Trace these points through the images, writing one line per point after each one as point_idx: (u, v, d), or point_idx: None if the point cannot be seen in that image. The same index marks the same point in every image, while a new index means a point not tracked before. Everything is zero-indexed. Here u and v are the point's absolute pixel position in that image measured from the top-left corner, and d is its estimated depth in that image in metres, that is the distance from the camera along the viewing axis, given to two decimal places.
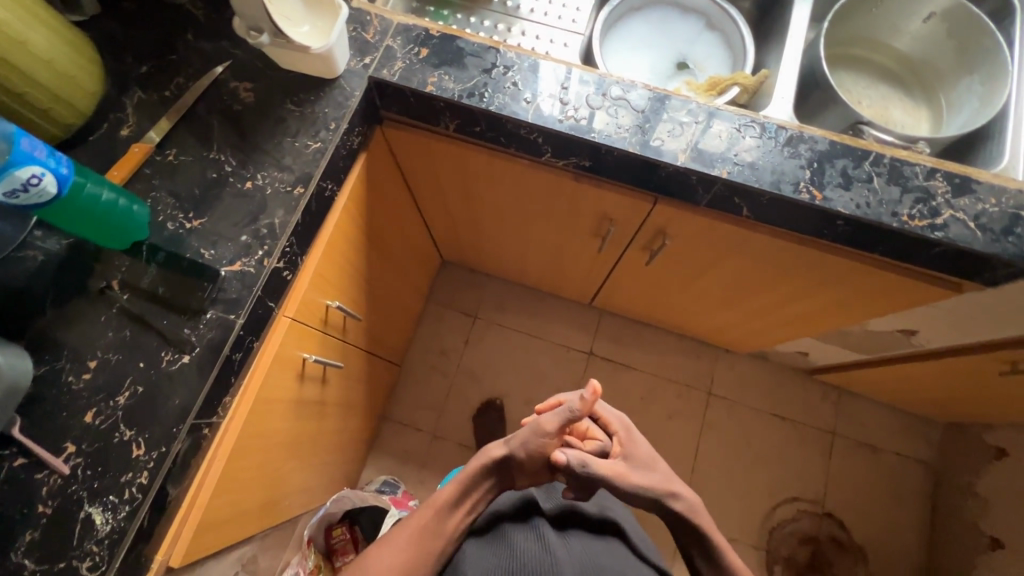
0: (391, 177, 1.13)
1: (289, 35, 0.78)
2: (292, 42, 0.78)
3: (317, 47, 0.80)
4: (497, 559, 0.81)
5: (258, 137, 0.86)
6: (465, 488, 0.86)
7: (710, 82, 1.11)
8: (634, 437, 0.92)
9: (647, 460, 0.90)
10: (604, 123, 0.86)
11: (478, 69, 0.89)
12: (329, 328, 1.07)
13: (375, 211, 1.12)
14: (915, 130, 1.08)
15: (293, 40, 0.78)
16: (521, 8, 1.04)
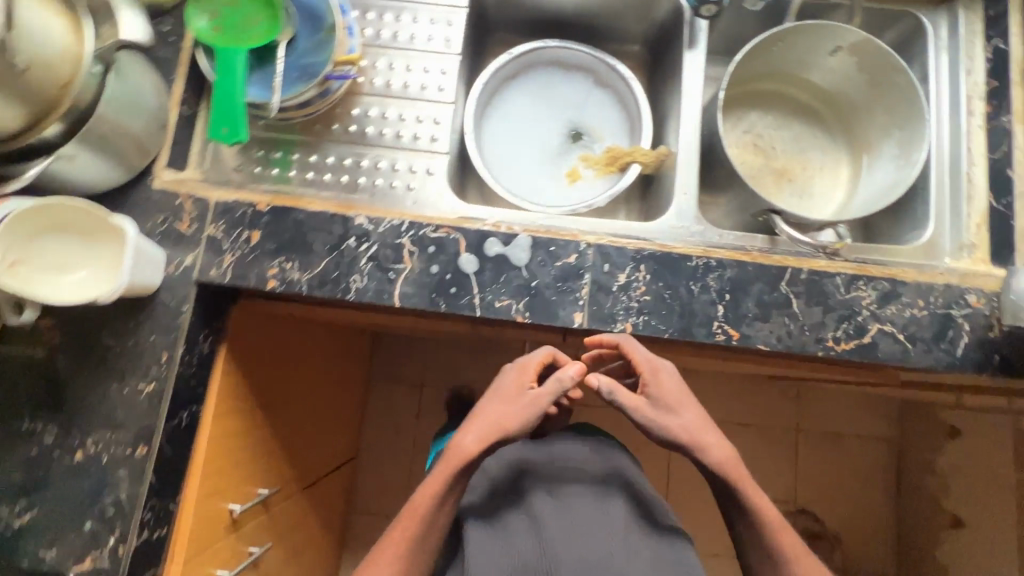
0: (277, 332, 0.96)
1: (25, 282, 0.60)
2: (81, 295, 0.62)
3: (114, 285, 0.63)
4: (498, 550, 0.70)
5: (75, 390, 0.71)
6: (447, 488, 0.71)
7: (612, 152, 0.98)
8: (664, 376, 0.73)
9: (675, 402, 0.72)
10: (486, 289, 0.74)
11: (326, 249, 0.74)
12: (239, 528, 0.92)
13: (265, 377, 0.95)
14: (836, 171, 0.98)
15: (24, 288, 0.59)
16: (368, 131, 0.85)
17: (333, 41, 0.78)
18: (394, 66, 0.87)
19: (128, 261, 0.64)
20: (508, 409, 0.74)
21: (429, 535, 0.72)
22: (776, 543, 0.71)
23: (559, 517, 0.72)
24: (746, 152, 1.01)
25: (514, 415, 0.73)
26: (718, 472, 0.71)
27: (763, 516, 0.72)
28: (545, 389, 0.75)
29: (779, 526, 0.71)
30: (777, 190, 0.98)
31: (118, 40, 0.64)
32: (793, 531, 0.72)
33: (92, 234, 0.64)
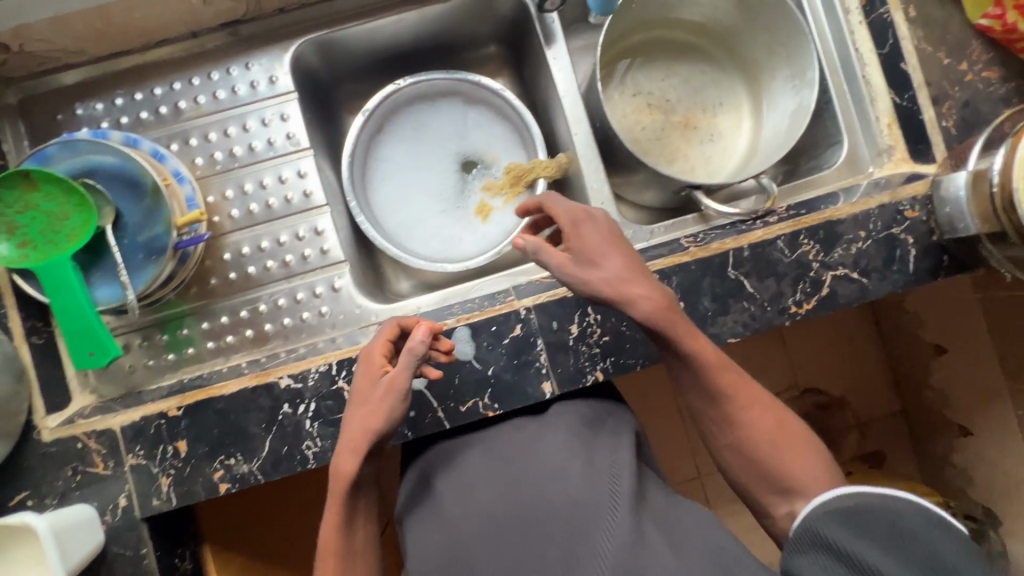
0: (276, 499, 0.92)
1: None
2: None
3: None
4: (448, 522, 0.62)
5: None
6: (345, 512, 0.61)
7: (513, 170, 0.90)
8: (585, 232, 0.64)
9: (594, 254, 0.63)
10: (446, 399, 0.68)
11: (264, 428, 0.67)
12: None
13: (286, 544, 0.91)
14: (736, 104, 0.95)
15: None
16: (251, 271, 0.75)
17: (164, 204, 0.67)
18: (245, 188, 0.75)
19: (52, 560, 0.57)
20: (369, 403, 0.61)
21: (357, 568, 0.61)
22: (732, 402, 0.64)
23: (484, 474, 0.64)
24: (643, 116, 0.95)
25: (376, 411, 0.60)
26: (649, 327, 0.61)
27: (700, 380, 0.63)
28: (397, 369, 0.60)
29: (729, 377, 0.64)
30: (687, 146, 0.94)
31: None
32: (733, 367, 0.64)
33: (5, 545, 0.57)
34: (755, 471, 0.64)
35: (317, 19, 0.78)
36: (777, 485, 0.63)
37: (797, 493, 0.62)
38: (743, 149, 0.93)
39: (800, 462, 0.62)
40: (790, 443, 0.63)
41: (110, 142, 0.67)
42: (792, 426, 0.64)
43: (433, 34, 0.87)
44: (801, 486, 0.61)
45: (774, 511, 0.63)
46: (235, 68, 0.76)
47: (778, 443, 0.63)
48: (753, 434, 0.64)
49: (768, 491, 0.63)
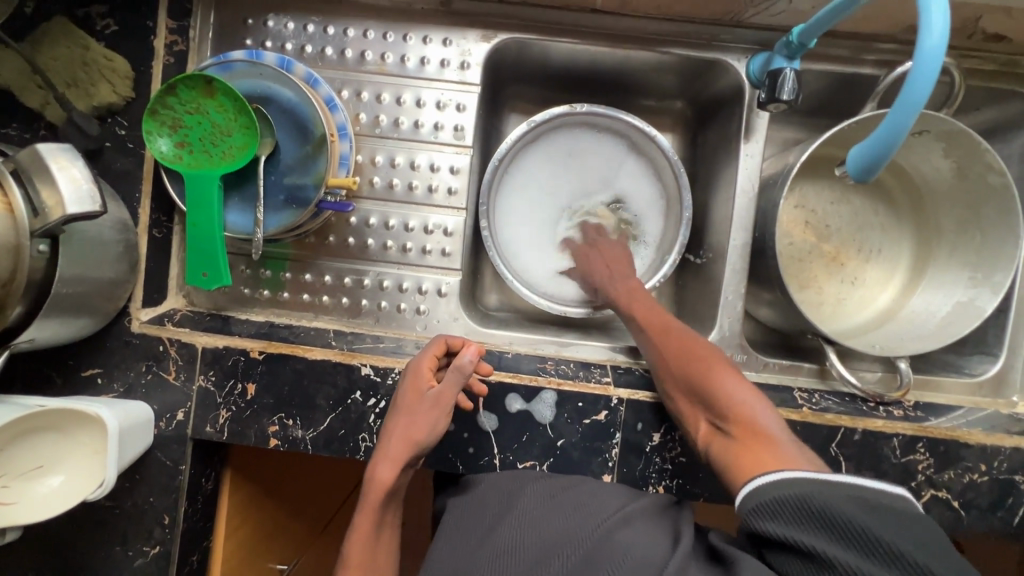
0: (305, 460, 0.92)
1: (6, 508, 0.54)
2: (68, 502, 0.55)
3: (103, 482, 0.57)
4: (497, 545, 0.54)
5: (77, 553, 0.67)
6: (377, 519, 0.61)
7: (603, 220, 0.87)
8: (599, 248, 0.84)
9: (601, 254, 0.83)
10: (507, 450, 0.67)
11: (330, 405, 0.67)
12: None
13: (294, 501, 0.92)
14: (895, 258, 0.87)
15: (5, 515, 0.54)
16: (369, 245, 0.74)
17: (322, 159, 0.66)
18: (395, 161, 0.73)
19: (110, 454, 0.57)
20: (415, 417, 0.62)
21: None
22: (669, 361, 0.65)
23: (526, 501, 0.58)
24: (795, 232, 0.88)
25: (423, 425, 0.61)
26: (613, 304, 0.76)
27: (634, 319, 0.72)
28: (446, 382, 0.62)
29: (654, 321, 0.70)
30: (825, 279, 0.88)
31: (63, 217, 0.51)
32: (680, 335, 0.66)
33: (68, 427, 0.57)
34: (682, 394, 0.62)
35: (531, 19, 0.73)
36: (697, 399, 0.60)
37: (715, 405, 0.58)
38: (882, 306, 0.86)
39: (715, 371, 0.60)
40: (734, 382, 0.59)
41: (293, 76, 0.65)
42: (712, 348, 0.64)
43: (630, 73, 0.81)
44: (715, 399, 0.58)
45: (698, 432, 0.60)
46: (431, 39, 0.73)
47: (699, 363, 0.62)
48: (673, 363, 0.64)
49: (688, 407, 0.62)
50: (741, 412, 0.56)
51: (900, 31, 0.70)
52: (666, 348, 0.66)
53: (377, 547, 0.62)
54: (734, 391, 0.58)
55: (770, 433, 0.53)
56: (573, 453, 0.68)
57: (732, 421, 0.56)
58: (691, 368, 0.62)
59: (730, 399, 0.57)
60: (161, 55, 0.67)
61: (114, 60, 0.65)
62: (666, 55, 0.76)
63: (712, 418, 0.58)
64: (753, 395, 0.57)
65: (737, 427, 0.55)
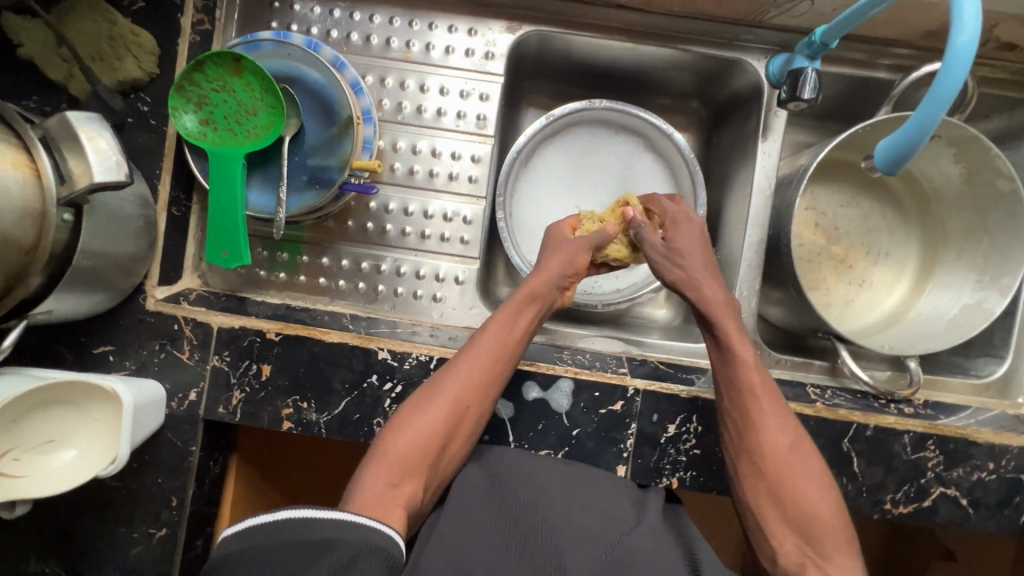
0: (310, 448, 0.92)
1: (17, 481, 0.53)
2: (77, 479, 0.54)
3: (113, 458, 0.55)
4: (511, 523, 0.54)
5: (82, 533, 0.66)
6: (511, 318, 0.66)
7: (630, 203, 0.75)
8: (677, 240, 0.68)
9: (681, 250, 0.68)
10: (522, 438, 0.67)
11: (346, 388, 0.67)
12: None
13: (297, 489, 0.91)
14: (902, 261, 0.89)
15: (19, 488, 0.53)
16: (388, 230, 0.74)
17: (348, 141, 0.66)
18: (417, 147, 0.74)
19: (122, 430, 0.56)
20: (559, 250, 0.71)
21: (479, 397, 0.62)
22: (774, 463, 0.59)
23: (548, 489, 0.58)
24: (805, 234, 0.89)
25: (563, 255, 0.71)
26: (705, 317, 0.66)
27: (746, 406, 0.61)
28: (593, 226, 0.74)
29: (766, 402, 0.61)
30: (834, 280, 0.89)
31: (89, 185, 0.51)
32: (792, 439, 0.60)
33: (80, 401, 0.56)
34: (773, 502, 0.58)
35: (557, 12, 0.74)
36: (794, 519, 0.57)
37: (814, 544, 0.55)
38: (889, 309, 0.88)
39: (829, 515, 0.56)
40: (834, 512, 0.57)
41: (321, 58, 0.65)
42: (825, 480, 0.59)
43: (650, 71, 0.82)
44: (820, 536, 0.55)
45: (778, 549, 0.57)
46: (457, 29, 0.74)
47: (807, 483, 0.58)
48: (779, 467, 0.59)
49: (781, 530, 0.57)
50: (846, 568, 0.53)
51: (916, 37, 0.72)
52: (771, 447, 0.59)
53: (500, 354, 0.64)
54: (843, 547, 0.55)
55: None
56: (588, 442, 0.68)
57: (833, 567, 0.53)
58: (798, 489, 0.58)
59: (836, 554, 0.54)
60: (187, 33, 0.67)
61: (142, 36, 0.64)
62: (687, 54, 0.77)
63: (806, 550, 0.55)
64: (854, 550, 0.55)
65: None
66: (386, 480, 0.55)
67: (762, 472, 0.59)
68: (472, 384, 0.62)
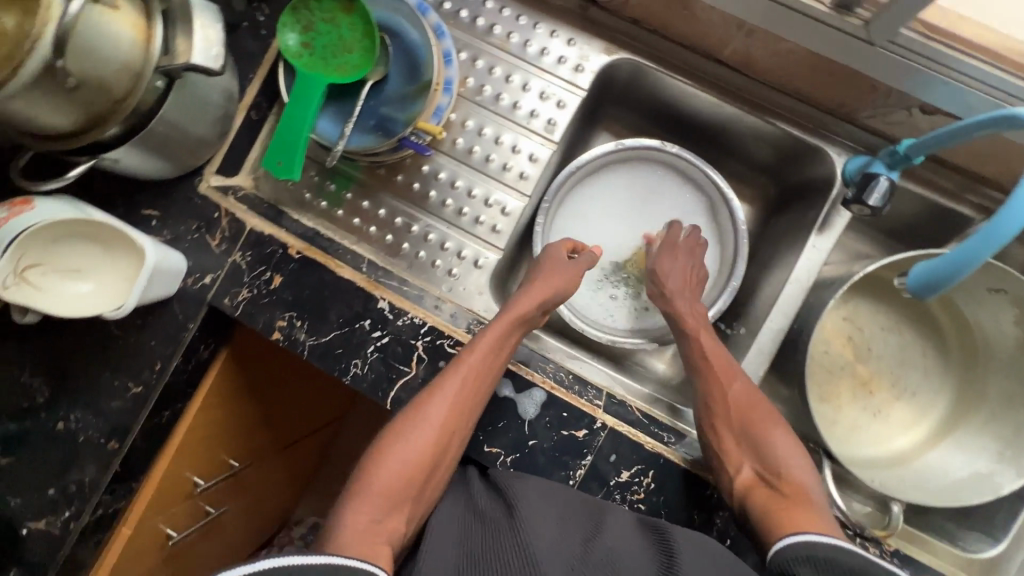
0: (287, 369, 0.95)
1: (37, 293, 0.58)
2: (87, 310, 0.59)
3: (124, 302, 0.60)
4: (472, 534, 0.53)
5: (74, 363, 0.72)
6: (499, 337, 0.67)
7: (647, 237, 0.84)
8: (663, 260, 0.80)
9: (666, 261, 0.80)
10: (480, 430, 0.68)
11: (338, 322, 0.70)
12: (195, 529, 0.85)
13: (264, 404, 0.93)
14: (927, 405, 0.84)
15: (32, 298, 0.58)
16: (431, 196, 0.77)
17: (421, 102, 0.70)
18: (483, 130, 0.77)
19: (139, 283, 0.61)
20: (555, 272, 0.74)
21: (459, 423, 0.64)
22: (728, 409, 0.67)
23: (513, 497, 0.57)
24: (834, 343, 0.86)
25: (564, 279, 0.74)
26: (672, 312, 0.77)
27: (702, 358, 0.72)
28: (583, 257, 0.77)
29: (717, 361, 0.71)
30: (848, 400, 0.85)
31: (187, 63, 0.56)
32: (744, 382, 0.69)
33: (111, 244, 0.62)
34: (732, 436, 0.66)
35: (658, 49, 0.76)
36: (748, 445, 0.65)
37: (769, 463, 0.64)
38: (897, 448, 0.83)
39: (779, 439, 0.65)
40: (788, 440, 0.65)
41: (424, 21, 0.69)
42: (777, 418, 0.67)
43: (730, 133, 0.82)
44: (771, 454, 0.64)
45: (738, 474, 0.64)
46: (558, 35, 0.76)
47: (757, 418, 0.66)
48: (732, 409, 0.67)
49: (735, 452, 0.65)
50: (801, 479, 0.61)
51: (1011, 183, 0.69)
52: (721, 396, 0.68)
53: (482, 381, 0.65)
54: (800, 464, 0.63)
55: (811, 498, 0.59)
56: (540, 459, 0.67)
57: (783, 479, 0.62)
58: (750, 424, 0.66)
59: (793, 467, 0.62)
60: None
61: None
62: (771, 127, 0.76)
63: (760, 471, 0.63)
64: (807, 464, 0.63)
65: (791, 486, 0.60)
66: (370, 514, 0.56)
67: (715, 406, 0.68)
68: (453, 410, 0.63)
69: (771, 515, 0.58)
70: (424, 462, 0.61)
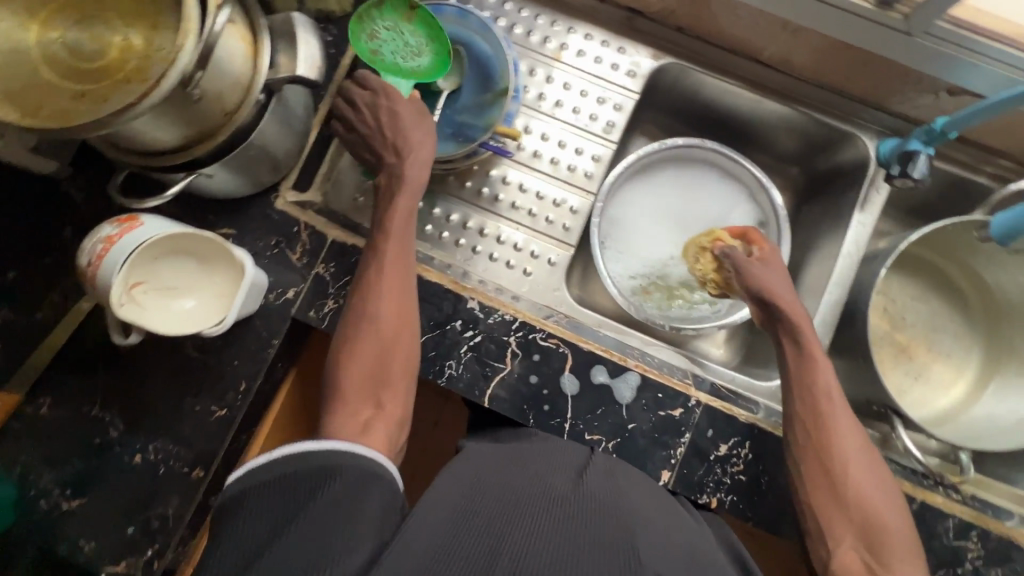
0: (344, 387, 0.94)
1: (142, 311, 0.57)
2: (192, 327, 0.59)
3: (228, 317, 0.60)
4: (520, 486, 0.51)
5: (152, 390, 0.70)
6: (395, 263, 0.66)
7: (716, 238, 0.82)
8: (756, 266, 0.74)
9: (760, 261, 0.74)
10: (579, 418, 0.69)
11: (430, 325, 0.70)
12: None
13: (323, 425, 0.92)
14: (963, 365, 0.91)
15: (139, 317, 0.56)
16: (500, 200, 0.80)
17: (498, 107, 0.74)
18: (545, 134, 0.81)
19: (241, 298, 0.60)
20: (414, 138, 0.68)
21: (396, 355, 0.63)
22: (847, 486, 0.63)
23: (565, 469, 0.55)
24: (873, 315, 0.92)
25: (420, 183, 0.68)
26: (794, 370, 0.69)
27: (825, 427, 0.65)
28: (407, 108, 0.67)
29: (846, 433, 0.65)
30: (893, 367, 0.91)
31: (292, 75, 0.58)
32: (869, 458, 0.64)
33: (210, 259, 0.61)
34: (837, 511, 0.62)
35: (699, 53, 0.82)
36: (857, 524, 0.61)
37: (880, 552, 0.59)
38: (943, 407, 0.89)
39: (892, 524, 0.60)
40: (900, 528, 0.61)
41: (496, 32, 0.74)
42: (893, 497, 0.63)
43: (764, 128, 0.89)
44: (882, 543, 0.59)
45: (837, 551, 0.61)
46: (607, 44, 0.82)
47: (872, 498, 0.62)
48: (852, 483, 0.63)
49: (839, 526, 0.62)
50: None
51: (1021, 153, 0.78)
52: (843, 467, 0.63)
53: (359, 321, 0.63)
54: (906, 556, 0.59)
55: None
56: (641, 441, 0.69)
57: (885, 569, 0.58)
58: (865, 504, 0.62)
59: (899, 562, 0.58)
60: None
61: None
62: (804, 118, 0.84)
63: (867, 558, 0.59)
64: (917, 557, 0.59)
65: None
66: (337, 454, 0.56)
67: (828, 475, 0.63)
68: (387, 342, 0.63)
69: None
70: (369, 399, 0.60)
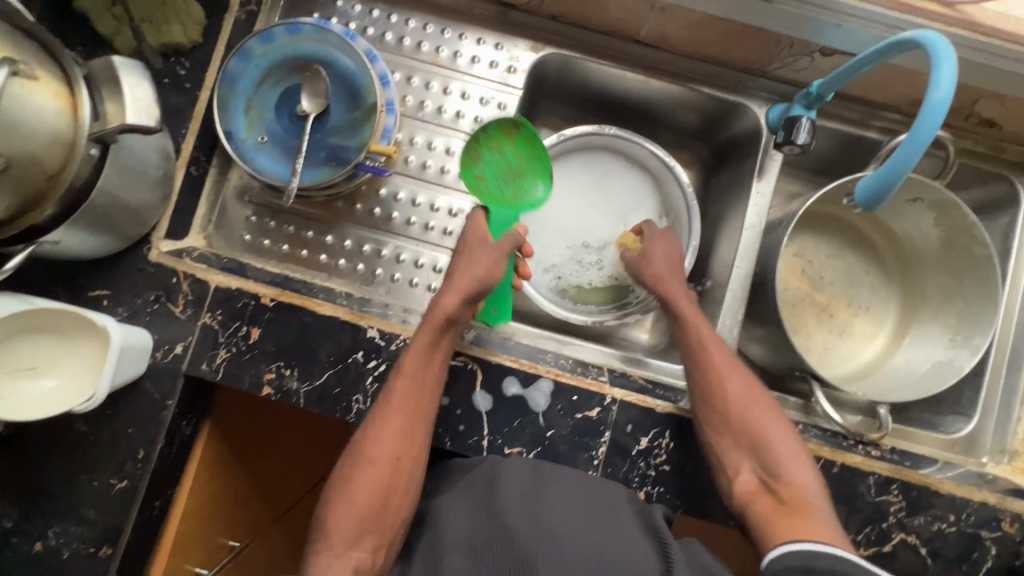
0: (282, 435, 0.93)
1: None
2: (53, 409, 0.55)
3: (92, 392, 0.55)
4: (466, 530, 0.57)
5: (43, 473, 0.65)
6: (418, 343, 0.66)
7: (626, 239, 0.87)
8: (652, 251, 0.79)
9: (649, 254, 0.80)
10: (496, 433, 0.68)
11: (330, 361, 0.68)
12: None
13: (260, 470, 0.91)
14: (881, 316, 0.92)
15: None
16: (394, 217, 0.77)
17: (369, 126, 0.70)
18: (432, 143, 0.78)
19: (106, 368, 0.55)
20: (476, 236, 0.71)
21: (407, 449, 0.64)
22: (738, 417, 0.67)
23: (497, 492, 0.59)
24: (791, 279, 0.93)
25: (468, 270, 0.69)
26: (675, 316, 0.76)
27: (707, 367, 0.70)
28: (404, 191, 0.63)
29: (723, 366, 0.70)
30: (815, 326, 0.91)
31: (121, 124, 0.53)
32: (755, 390, 0.69)
33: (68, 331, 0.57)
34: (731, 440, 0.66)
35: (580, 40, 0.80)
36: (751, 448, 0.65)
37: (773, 468, 0.64)
38: (866, 360, 0.90)
39: (782, 441, 0.65)
40: (790, 442, 0.65)
41: (356, 46, 0.70)
42: (778, 414, 0.68)
43: (659, 106, 0.88)
44: (775, 458, 0.64)
45: (739, 477, 0.65)
46: (485, 42, 0.79)
47: (759, 421, 0.67)
48: (738, 411, 0.67)
49: (734, 454, 0.66)
50: (800, 481, 0.61)
51: (904, 103, 0.79)
52: (731, 401, 0.68)
53: (380, 409, 0.64)
54: (796, 463, 0.63)
55: (808, 502, 0.59)
56: (562, 446, 0.68)
57: (781, 481, 0.62)
58: (756, 431, 0.66)
59: (791, 472, 0.62)
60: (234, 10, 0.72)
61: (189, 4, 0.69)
62: (694, 93, 0.82)
63: (763, 478, 0.63)
64: (807, 464, 0.63)
65: (790, 492, 0.61)
66: (347, 528, 0.60)
67: (716, 411, 0.68)
68: (403, 424, 0.64)
69: (767, 524, 0.58)
70: (383, 482, 0.62)
